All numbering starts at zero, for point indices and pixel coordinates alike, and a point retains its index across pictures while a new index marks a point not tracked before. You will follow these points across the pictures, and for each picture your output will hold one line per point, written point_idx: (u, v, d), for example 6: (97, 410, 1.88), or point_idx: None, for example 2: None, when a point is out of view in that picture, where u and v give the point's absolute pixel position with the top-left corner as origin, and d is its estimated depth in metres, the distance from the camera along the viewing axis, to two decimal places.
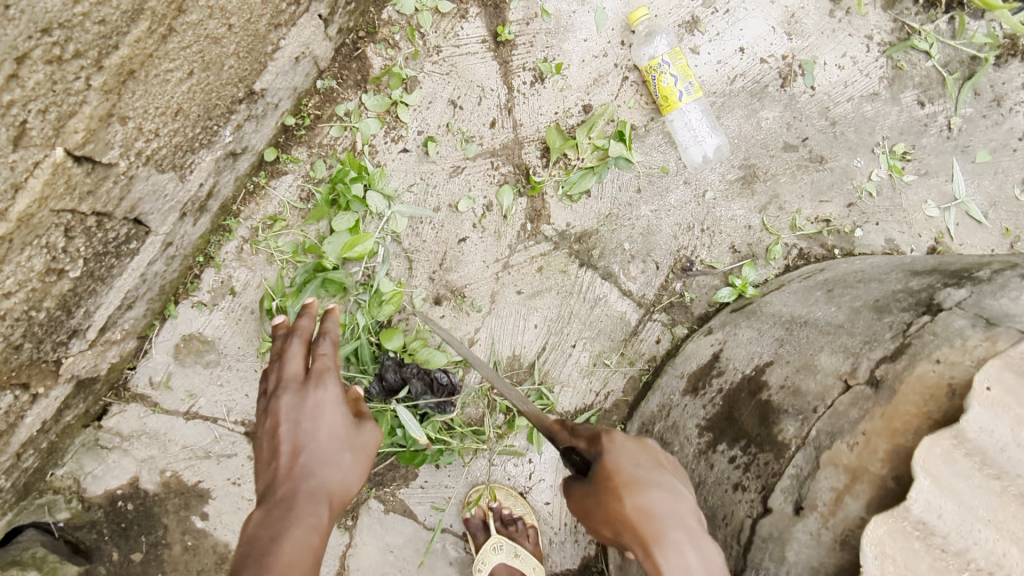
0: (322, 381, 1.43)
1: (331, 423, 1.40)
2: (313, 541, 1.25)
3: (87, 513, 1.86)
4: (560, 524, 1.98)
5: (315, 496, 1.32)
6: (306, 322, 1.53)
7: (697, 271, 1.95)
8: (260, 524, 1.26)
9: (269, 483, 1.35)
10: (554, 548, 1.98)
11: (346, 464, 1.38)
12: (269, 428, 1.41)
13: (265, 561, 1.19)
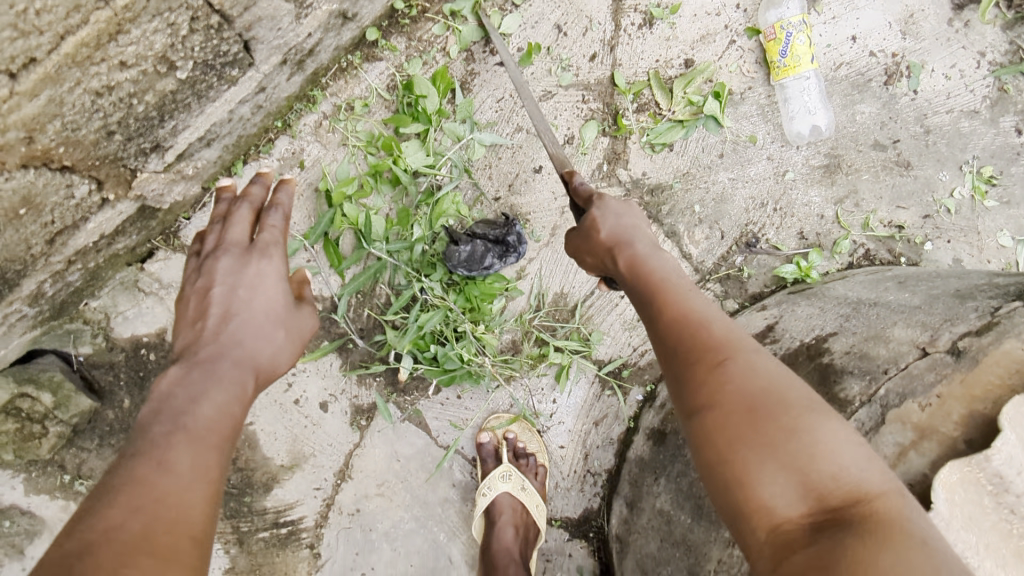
0: (267, 252, 1.24)
1: (269, 297, 1.21)
2: (238, 409, 1.07)
3: (109, 353, 1.85)
4: (569, 470, 1.96)
5: (242, 364, 1.13)
6: (258, 190, 1.31)
7: (761, 249, 1.93)
8: (175, 385, 1.05)
9: (189, 343, 1.15)
10: (557, 494, 1.96)
11: (277, 340, 1.20)
12: (197, 289, 1.20)
13: (180, 419, 0.99)
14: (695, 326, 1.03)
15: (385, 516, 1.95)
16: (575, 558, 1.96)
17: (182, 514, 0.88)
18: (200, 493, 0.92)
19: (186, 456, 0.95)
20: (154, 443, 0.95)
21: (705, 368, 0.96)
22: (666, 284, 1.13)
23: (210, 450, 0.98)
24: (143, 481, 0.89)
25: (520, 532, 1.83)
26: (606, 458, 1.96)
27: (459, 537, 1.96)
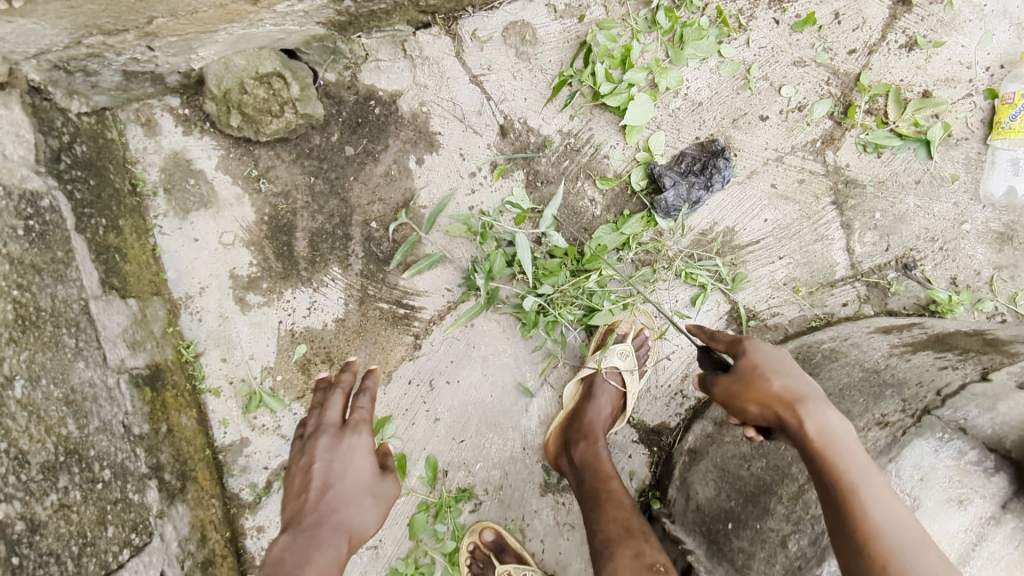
0: (358, 429, 1.65)
1: (359, 467, 1.61)
2: (338, 561, 1.46)
3: (345, 89, 2.03)
4: (665, 383, 2.12)
5: (338, 527, 1.52)
6: (346, 375, 1.75)
7: (914, 275, 2.10)
8: (285, 551, 1.45)
9: (296, 513, 1.56)
10: (645, 398, 2.11)
11: (367, 507, 1.59)
12: (302, 466, 1.62)
13: (293, 573, 1.40)
14: (831, 445, 1.18)
15: (491, 341, 2.11)
16: (632, 461, 2.10)
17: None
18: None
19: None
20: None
21: (839, 479, 1.15)
22: (838, 442, 1.18)
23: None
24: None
25: (615, 411, 1.97)
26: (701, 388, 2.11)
27: (544, 392, 2.12)
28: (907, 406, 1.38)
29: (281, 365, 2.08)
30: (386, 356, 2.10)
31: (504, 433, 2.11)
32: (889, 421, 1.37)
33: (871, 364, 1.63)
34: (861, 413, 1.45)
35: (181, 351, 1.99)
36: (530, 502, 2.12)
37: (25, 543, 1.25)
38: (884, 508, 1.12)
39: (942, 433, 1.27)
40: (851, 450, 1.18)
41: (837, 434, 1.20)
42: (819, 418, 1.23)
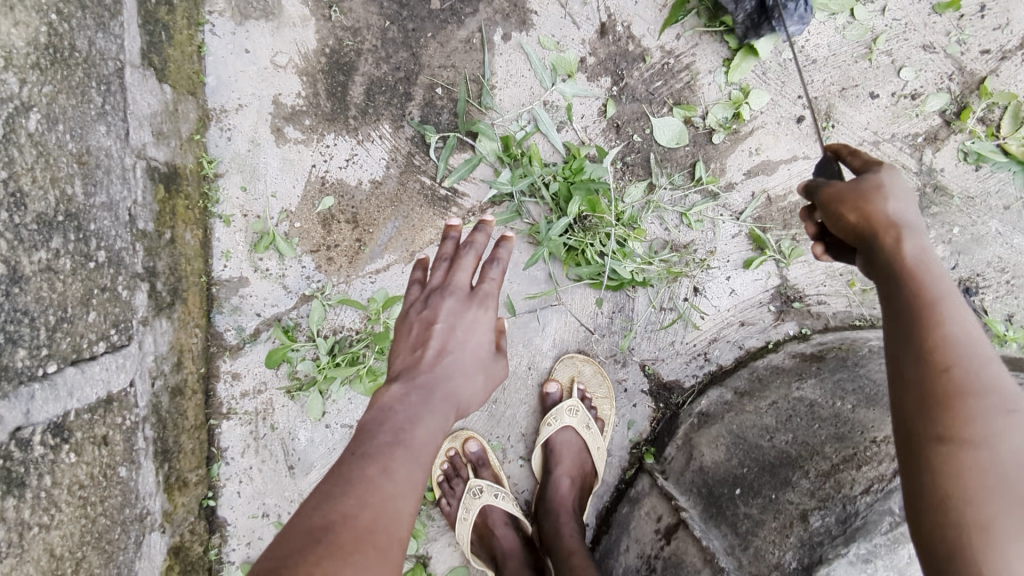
0: (486, 303, 1.39)
1: (478, 342, 1.36)
2: (445, 431, 1.23)
3: None
4: (691, 341, 1.99)
5: (451, 398, 1.27)
6: (481, 238, 1.40)
7: (974, 301, 1.99)
8: (395, 402, 1.21)
9: (407, 368, 1.30)
10: (666, 350, 1.98)
11: (477, 384, 1.35)
12: (421, 319, 1.35)
13: (401, 434, 1.14)
14: (932, 303, 0.95)
15: (527, 249, 1.94)
16: (635, 411, 1.99)
17: (394, 518, 1.01)
18: (408, 503, 1.05)
19: (402, 467, 1.09)
20: (380, 449, 1.10)
21: (932, 344, 0.92)
22: (932, 303, 0.95)
23: (421, 466, 1.13)
24: (369, 484, 1.03)
25: (576, 483, 1.89)
26: (727, 356, 1.99)
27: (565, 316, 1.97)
28: None
29: (302, 212, 1.90)
30: (415, 235, 1.95)
31: (514, 348, 1.97)
32: None
33: None
34: None
35: (202, 165, 1.82)
36: (521, 424, 1.99)
37: (5, 289, 1.09)
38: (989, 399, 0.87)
39: None
40: (956, 310, 0.95)
41: (942, 282, 0.97)
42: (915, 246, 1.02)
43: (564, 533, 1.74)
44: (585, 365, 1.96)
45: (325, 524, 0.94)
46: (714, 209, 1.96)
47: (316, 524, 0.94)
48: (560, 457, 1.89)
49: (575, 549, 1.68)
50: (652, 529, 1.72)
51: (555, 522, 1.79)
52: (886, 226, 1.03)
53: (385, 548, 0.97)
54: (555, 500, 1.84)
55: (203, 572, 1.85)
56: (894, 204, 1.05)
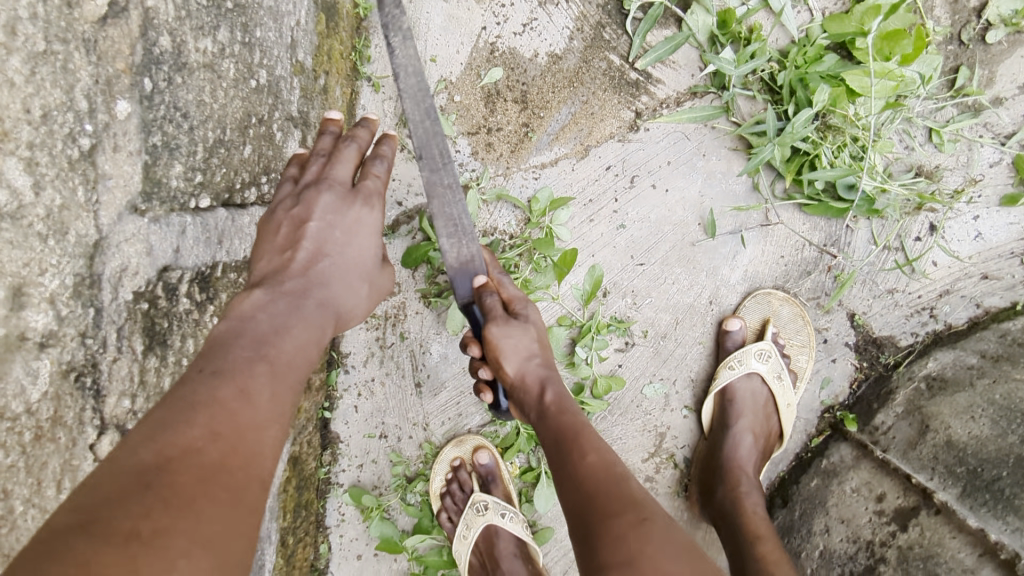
0: (371, 202, 1.06)
1: (362, 247, 1.05)
2: (320, 346, 0.93)
3: None
4: (916, 293, 1.58)
5: (325, 306, 0.97)
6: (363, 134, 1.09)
7: None
8: (255, 310, 0.88)
9: (271, 272, 0.96)
10: (883, 300, 1.59)
11: (360, 295, 1.04)
12: (289, 217, 1.01)
13: (263, 348, 0.83)
14: (569, 418, 1.11)
15: (730, 156, 1.59)
16: (833, 368, 1.62)
17: (257, 451, 0.72)
18: (272, 434, 0.76)
19: (264, 385, 0.78)
20: (238, 364, 0.78)
21: (578, 458, 1.03)
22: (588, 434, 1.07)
23: (291, 391, 0.82)
24: (219, 406, 0.72)
25: (761, 444, 1.52)
26: (959, 316, 1.57)
27: (764, 243, 1.60)
28: None
29: (464, 84, 1.57)
30: (591, 126, 1.59)
31: (695, 277, 1.62)
32: None
33: None
34: None
35: (357, 12, 1.52)
36: (692, 367, 1.66)
37: (166, 73, 0.88)
38: (633, 485, 0.99)
39: None
40: (597, 434, 1.08)
41: (576, 416, 1.12)
42: (558, 392, 1.17)
43: (744, 506, 1.39)
44: (783, 306, 1.60)
45: (158, 461, 0.63)
46: (972, 129, 1.54)
47: (142, 465, 0.62)
48: (742, 411, 1.54)
49: (762, 534, 1.32)
50: (872, 511, 1.41)
51: (735, 489, 1.43)
52: (516, 388, 1.20)
53: (244, 491, 0.67)
54: (732, 461, 1.49)
55: (312, 491, 1.60)
56: (510, 364, 1.20)
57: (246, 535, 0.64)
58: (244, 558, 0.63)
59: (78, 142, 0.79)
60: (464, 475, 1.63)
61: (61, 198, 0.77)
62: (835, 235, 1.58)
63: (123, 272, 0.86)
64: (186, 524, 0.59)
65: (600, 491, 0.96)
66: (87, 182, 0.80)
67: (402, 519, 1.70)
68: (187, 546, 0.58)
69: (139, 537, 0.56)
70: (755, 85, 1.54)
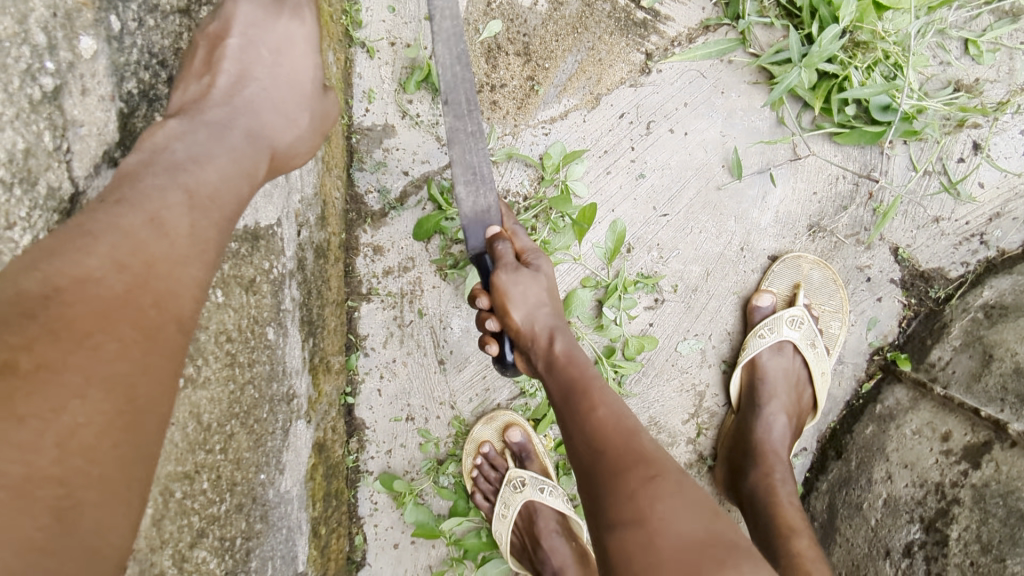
0: (298, 12, 0.94)
1: (299, 66, 0.93)
2: (252, 177, 0.82)
3: None
4: (964, 219, 1.47)
5: (257, 137, 0.85)
6: None
7: None
8: (171, 140, 0.78)
9: (189, 101, 0.85)
10: (929, 230, 1.48)
11: (302, 125, 0.93)
12: (207, 37, 0.90)
13: (178, 174, 0.74)
14: (576, 369, 1.02)
15: (750, 91, 1.49)
16: (879, 307, 1.51)
17: (173, 290, 0.67)
18: (193, 272, 0.70)
19: (177, 212, 0.71)
20: (147, 191, 0.70)
21: (587, 410, 0.95)
22: (601, 388, 0.98)
23: (214, 225, 0.74)
24: (121, 232, 0.66)
25: (794, 422, 1.44)
26: (1013, 240, 1.46)
27: (795, 180, 1.50)
28: None
29: (462, 41, 1.48)
30: (600, 73, 1.50)
31: (723, 223, 1.52)
32: None
33: None
34: None
35: None
36: (727, 320, 1.56)
37: (135, 12, 0.85)
38: (647, 440, 0.91)
39: None
40: (606, 386, 1.00)
41: (588, 367, 1.04)
42: (567, 343, 1.08)
43: (776, 495, 1.31)
44: (813, 270, 1.50)
45: (45, 290, 0.59)
46: (1011, 37, 1.43)
47: (24, 293, 0.58)
48: (775, 390, 1.44)
49: (796, 527, 1.23)
50: (938, 452, 1.32)
51: (767, 473, 1.35)
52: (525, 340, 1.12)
53: (156, 331, 0.65)
54: (762, 441, 1.39)
55: (341, 479, 1.53)
56: (520, 314, 1.12)
57: (152, 376, 0.64)
58: (156, 405, 0.64)
59: (39, 81, 0.75)
60: (495, 454, 1.57)
61: (24, 143, 0.74)
62: (870, 163, 1.48)
63: None
64: (79, 363, 0.58)
65: (612, 440, 0.90)
66: (54, 128, 0.76)
67: (436, 504, 1.63)
68: (81, 387, 0.58)
69: (20, 372, 0.55)
70: (772, 12, 1.45)
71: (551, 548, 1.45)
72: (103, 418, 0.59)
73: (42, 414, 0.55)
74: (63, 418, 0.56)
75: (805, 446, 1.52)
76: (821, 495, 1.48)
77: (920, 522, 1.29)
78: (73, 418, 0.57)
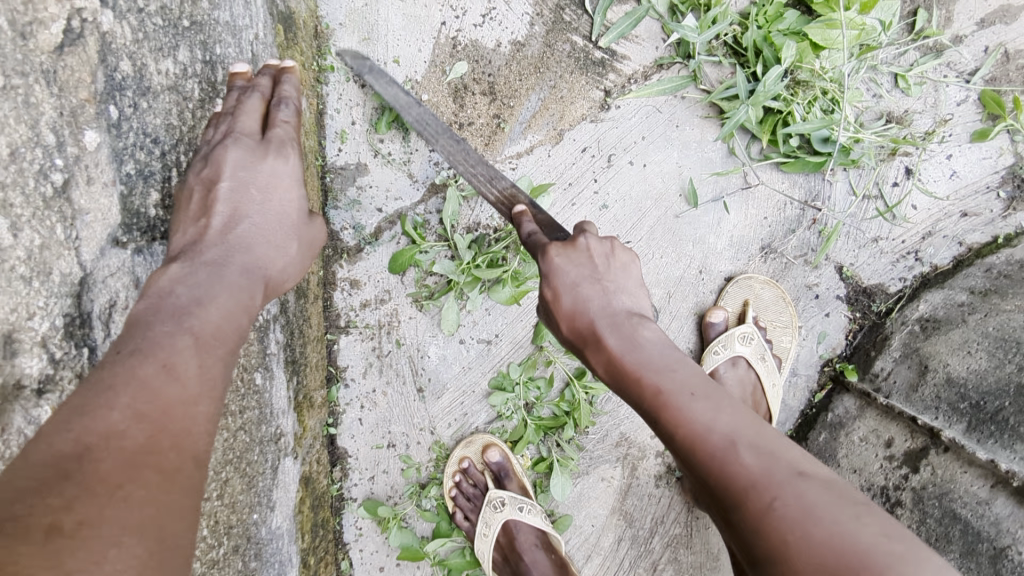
0: (284, 151, 0.96)
1: (286, 200, 0.95)
2: (252, 312, 0.84)
3: None
4: (901, 237, 1.60)
5: (251, 269, 0.87)
6: (266, 80, 1.02)
7: None
8: (174, 283, 0.80)
9: (187, 244, 0.87)
10: (869, 248, 1.60)
11: (291, 252, 0.94)
12: (198, 180, 0.92)
13: (184, 319, 0.75)
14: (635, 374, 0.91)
15: (703, 124, 1.59)
16: (828, 322, 1.62)
17: (188, 429, 0.68)
18: (205, 409, 0.71)
19: (191, 357, 0.72)
20: (159, 338, 0.71)
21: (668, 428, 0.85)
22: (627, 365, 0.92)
23: (221, 360, 0.75)
24: (142, 384, 0.66)
25: None
26: (944, 256, 1.59)
27: (746, 206, 1.60)
28: None
29: (430, 82, 1.54)
30: (562, 110, 1.58)
31: (682, 248, 1.61)
32: None
33: None
34: None
35: (313, 21, 1.49)
36: (690, 338, 1.65)
37: (130, 98, 0.88)
38: (744, 446, 0.79)
39: None
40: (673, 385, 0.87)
41: (646, 363, 0.91)
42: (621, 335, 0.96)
43: None
44: (764, 289, 1.60)
45: (77, 449, 0.59)
46: (937, 71, 1.57)
47: (57, 455, 0.58)
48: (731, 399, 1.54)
49: None
50: (882, 458, 1.44)
51: None
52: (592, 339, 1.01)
53: (177, 473, 0.64)
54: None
55: (326, 508, 1.58)
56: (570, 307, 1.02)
57: (179, 517, 0.63)
58: (183, 544, 0.62)
59: (51, 178, 0.79)
60: (475, 471, 1.62)
61: (41, 238, 0.78)
62: (816, 192, 1.60)
63: (112, 307, 0.87)
64: (113, 514, 0.57)
65: (696, 447, 0.81)
66: (64, 220, 0.81)
67: (420, 526, 1.68)
68: (116, 535, 0.56)
69: (62, 531, 0.53)
70: (720, 50, 1.54)
71: (532, 561, 1.53)
72: (139, 562, 0.57)
73: (86, 567, 0.53)
74: (103, 567, 0.54)
75: None
76: None
77: None
78: (113, 567, 0.54)
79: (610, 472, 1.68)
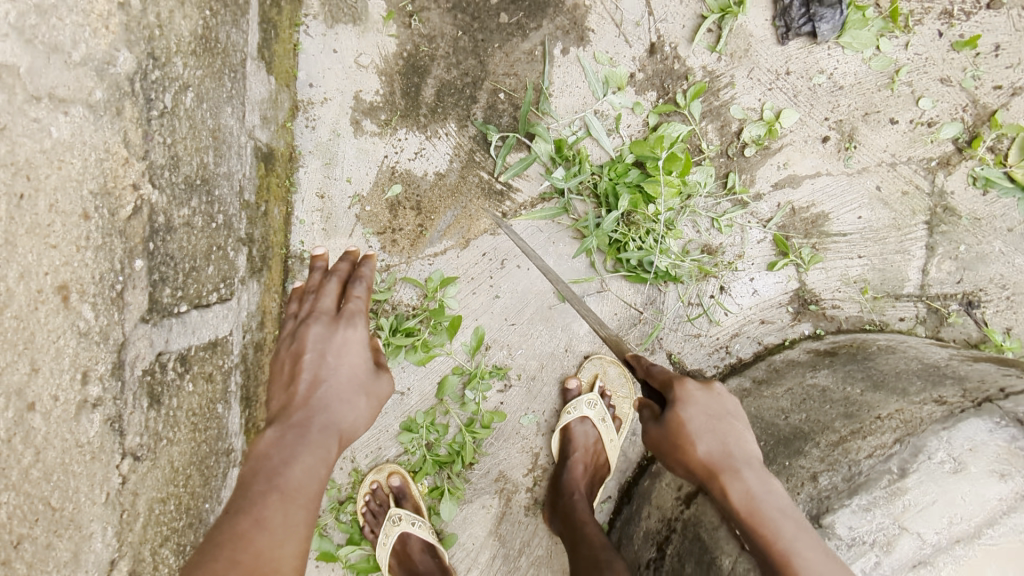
0: (352, 321, 1.53)
1: (352, 363, 1.49)
2: (325, 466, 1.29)
3: None
4: (714, 335, 2.16)
5: (326, 430, 1.36)
6: (342, 265, 1.64)
7: (974, 314, 2.14)
8: (270, 448, 1.28)
9: (281, 408, 1.41)
10: (692, 341, 2.16)
11: (357, 407, 1.44)
12: (292, 351, 1.49)
13: (275, 479, 1.20)
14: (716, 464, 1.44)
15: (572, 243, 2.16)
16: None
17: (274, 566, 1.07)
18: (289, 549, 1.11)
19: (278, 514, 1.14)
20: (255, 498, 1.16)
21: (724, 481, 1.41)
22: (721, 462, 1.45)
23: (299, 509, 1.18)
24: (241, 536, 1.08)
25: (590, 468, 2.05)
26: (745, 351, 2.16)
27: (602, 303, 2.16)
28: (968, 393, 1.53)
29: (372, 197, 2.11)
30: (470, 224, 2.14)
31: (554, 333, 2.16)
32: (948, 400, 1.52)
33: (920, 358, 1.77)
34: (916, 391, 1.59)
35: (290, 150, 2.05)
36: (555, 401, 2.17)
37: (162, 232, 1.42)
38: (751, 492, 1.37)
39: (999, 419, 1.43)
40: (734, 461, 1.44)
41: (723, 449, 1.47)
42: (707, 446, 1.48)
43: (576, 508, 1.91)
44: (610, 366, 2.16)
45: None
46: (743, 217, 2.15)
47: None
48: (577, 444, 2.05)
49: (586, 518, 1.86)
50: (670, 499, 1.89)
51: (571, 500, 1.94)
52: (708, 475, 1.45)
53: None
54: (569, 482, 1.99)
55: None
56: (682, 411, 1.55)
57: None
58: None
59: (116, 287, 1.30)
60: (382, 491, 2.09)
61: (106, 320, 1.28)
62: (653, 299, 2.16)
63: (137, 357, 1.36)
64: None
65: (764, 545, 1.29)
66: (120, 309, 1.31)
67: (336, 535, 2.13)
68: None
69: None
70: (586, 192, 2.13)
71: (421, 560, 2.01)
72: None
73: None
74: None
75: (609, 495, 2.14)
76: (616, 530, 2.10)
77: (655, 546, 1.84)
78: None
79: (489, 501, 2.16)
